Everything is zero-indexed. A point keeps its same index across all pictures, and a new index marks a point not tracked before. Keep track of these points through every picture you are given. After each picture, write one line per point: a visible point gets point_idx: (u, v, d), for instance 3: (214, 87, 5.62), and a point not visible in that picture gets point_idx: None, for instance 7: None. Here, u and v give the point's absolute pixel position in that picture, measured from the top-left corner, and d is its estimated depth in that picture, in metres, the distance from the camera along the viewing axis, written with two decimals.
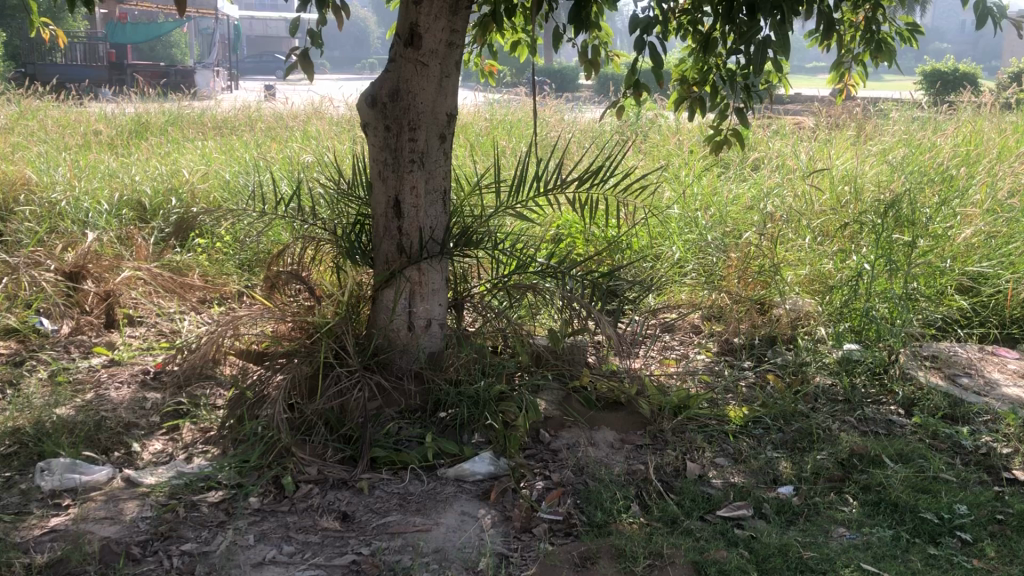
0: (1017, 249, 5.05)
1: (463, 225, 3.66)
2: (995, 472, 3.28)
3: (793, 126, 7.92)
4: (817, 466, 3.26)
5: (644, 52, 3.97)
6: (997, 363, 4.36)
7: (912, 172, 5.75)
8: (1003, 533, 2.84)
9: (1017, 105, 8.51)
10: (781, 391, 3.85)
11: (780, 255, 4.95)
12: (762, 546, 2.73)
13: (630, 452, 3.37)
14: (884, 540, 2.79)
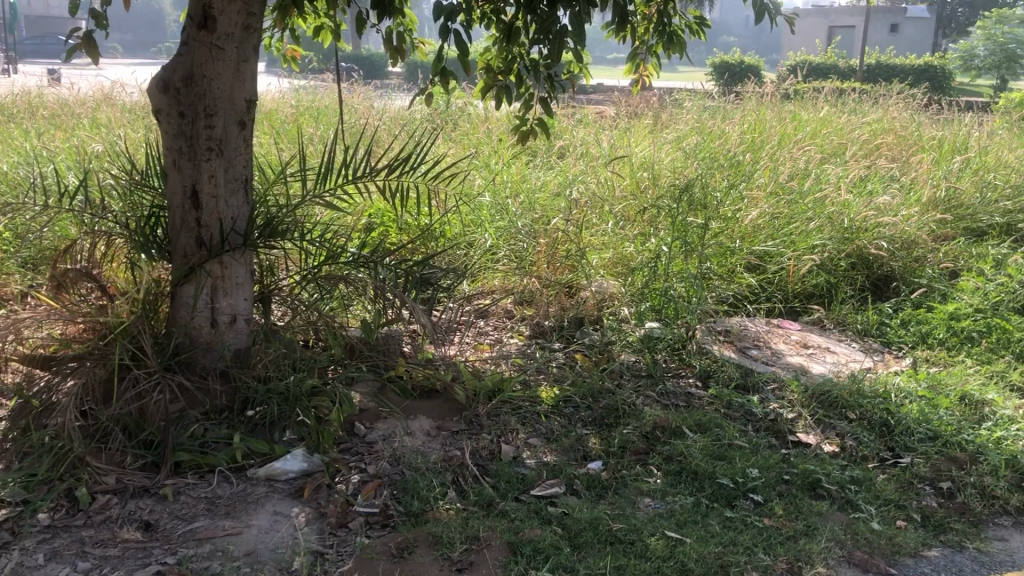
0: (798, 228, 5.45)
1: (268, 215, 3.53)
2: (782, 436, 3.54)
3: (596, 115, 8.19)
4: (624, 440, 3.40)
5: (449, 40, 3.96)
6: (781, 336, 4.72)
7: (704, 159, 6.08)
8: (789, 492, 3.07)
9: (794, 96, 9.20)
10: (589, 370, 3.98)
11: (586, 239, 5.11)
12: (574, 522, 2.82)
13: (446, 439, 3.38)
14: (685, 507, 2.95)
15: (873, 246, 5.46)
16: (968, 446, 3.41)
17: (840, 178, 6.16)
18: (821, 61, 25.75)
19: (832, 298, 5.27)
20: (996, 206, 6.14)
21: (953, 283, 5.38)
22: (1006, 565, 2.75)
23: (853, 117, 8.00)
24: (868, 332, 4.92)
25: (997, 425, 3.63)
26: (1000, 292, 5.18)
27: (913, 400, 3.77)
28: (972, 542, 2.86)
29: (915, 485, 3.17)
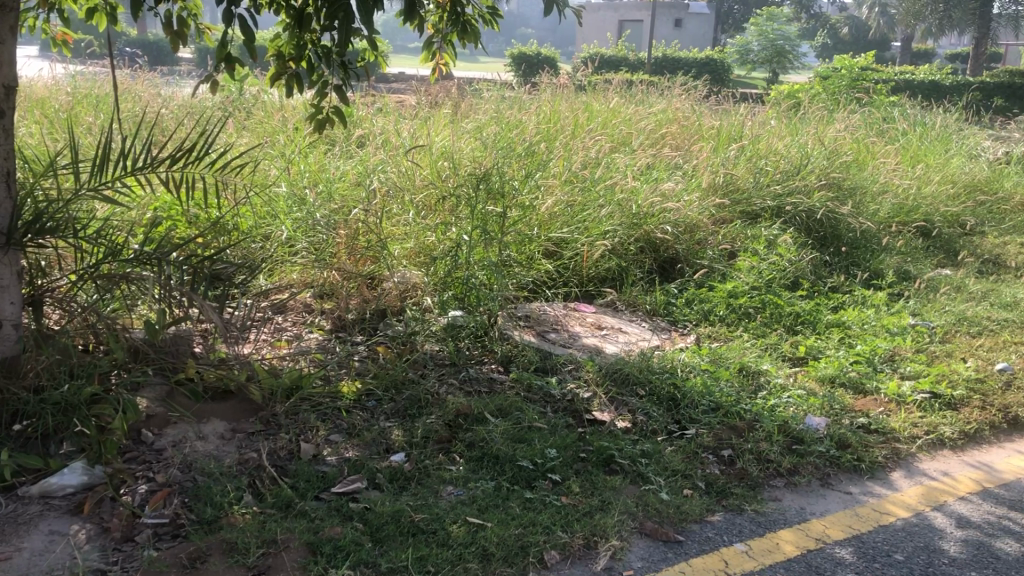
0: (591, 215, 5.64)
1: (36, 209, 3.22)
2: (579, 416, 3.65)
3: (396, 104, 8.12)
4: (427, 429, 3.39)
5: (233, 24, 3.79)
6: (578, 317, 4.90)
7: (501, 148, 6.16)
8: (585, 470, 3.18)
9: (586, 86, 9.51)
10: (391, 361, 3.94)
11: (385, 228, 5.04)
12: (375, 516, 2.79)
13: (241, 441, 3.25)
14: (486, 492, 2.99)
15: (660, 230, 5.74)
16: (746, 414, 3.65)
17: (629, 166, 6.43)
18: (613, 54, 26.83)
19: (623, 280, 5.53)
20: (768, 190, 6.61)
21: (731, 263, 5.74)
22: (779, 523, 2.94)
23: (640, 107, 8.37)
24: (656, 311, 5.19)
25: (771, 394, 3.91)
26: (772, 271, 5.59)
27: (697, 374, 4.01)
28: (750, 504, 3.05)
29: (700, 454, 3.36)
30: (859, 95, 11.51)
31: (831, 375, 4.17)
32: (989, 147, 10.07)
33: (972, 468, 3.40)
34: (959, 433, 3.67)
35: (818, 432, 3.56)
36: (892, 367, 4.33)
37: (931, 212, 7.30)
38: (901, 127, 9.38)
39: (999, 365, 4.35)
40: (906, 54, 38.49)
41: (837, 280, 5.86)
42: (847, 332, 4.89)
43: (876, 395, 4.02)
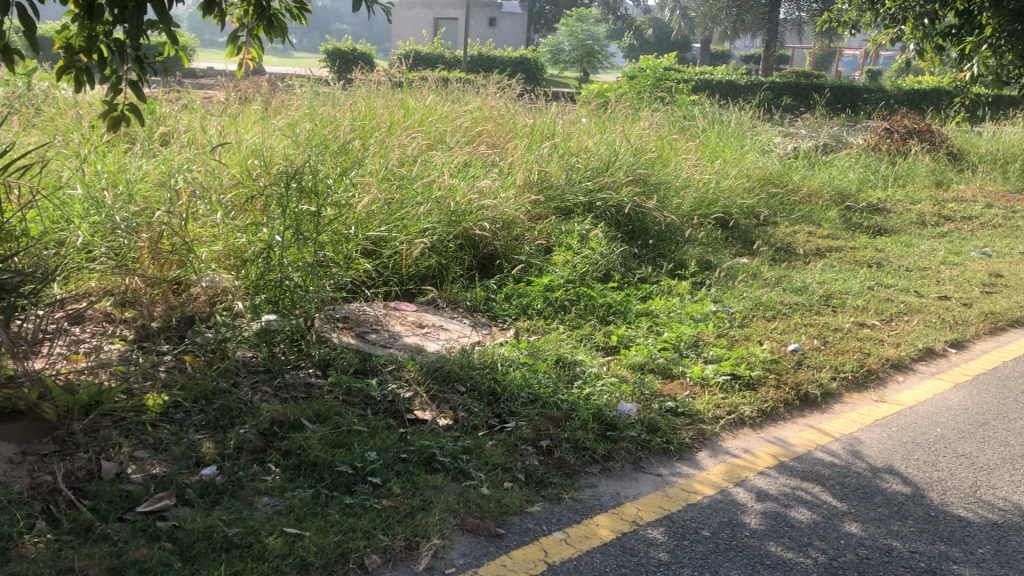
0: (409, 213, 5.59)
1: None
2: (399, 416, 3.62)
3: (203, 100, 7.76)
4: (240, 439, 3.26)
5: (10, 14, 3.47)
6: (398, 317, 4.87)
7: (314, 146, 6.02)
8: (406, 470, 3.16)
9: (402, 83, 9.44)
10: (201, 371, 3.76)
11: (192, 231, 4.79)
12: (185, 534, 2.65)
13: (34, 465, 3.01)
14: (304, 500, 2.91)
15: (477, 227, 5.78)
16: (562, 404, 3.74)
17: (445, 163, 6.44)
18: (429, 51, 26.83)
19: (443, 277, 5.54)
20: (580, 186, 6.80)
21: (546, 257, 5.86)
22: (596, 509, 3.03)
23: (455, 105, 8.42)
24: (476, 307, 5.23)
25: (586, 383, 4.02)
26: (585, 264, 5.76)
27: (516, 368, 4.07)
28: (568, 492, 3.13)
29: (519, 447, 3.42)
30: (663, 93, 12.08)
31: (642, 363, 4.34)
32: (780, 144, 10.82)
33: (769, 443, 3.63)
34: (757, 411, 3.90)
35: (630, 417, 3.69)
36: (697, 352, 4.56)
37: (729, 204, 7.75)
38: (701, 124, 9.91)
39: (791, 346, 4.67)
40: (705, 56, 40.76)
41: (646, 271, 6.11)
42: (656, 321, 5.11)
43: (683, 378, 4.23)
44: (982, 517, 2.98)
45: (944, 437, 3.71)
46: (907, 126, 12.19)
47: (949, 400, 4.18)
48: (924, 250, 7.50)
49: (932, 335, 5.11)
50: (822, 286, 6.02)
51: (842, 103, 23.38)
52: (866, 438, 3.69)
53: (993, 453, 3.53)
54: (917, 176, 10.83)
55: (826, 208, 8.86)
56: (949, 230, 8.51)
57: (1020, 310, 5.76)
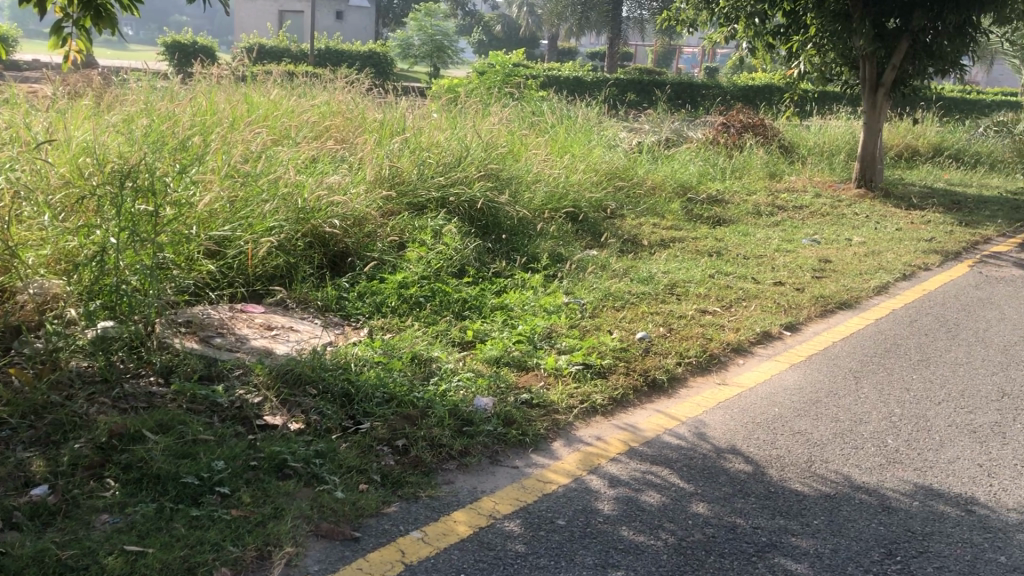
0: (254, 211, 5.41)
1: None
2: (248, 422, 3.50)
3: (27, 94, 7.25)
4: (75, 455, 3.06)
5: None
6: (245, 319, 4.71)
7: (150, 142, 5.72)
8: (256, 478, 3.05)
9: (245, 76, 9.13)
10: (29, 384, 3.51)
11: (15, 234, 4.46)
12: (12, 562, 2.47)
13: None
14: (147, 515, 2.76)
15: (327, 224, 5.66)
16: (417, 402, 3.71)
17: (291, 159, 6.27)
18: (274, 45, 26.10)
19: (292, 277, 5.39)
20: (431, 181, 6.76)
21: (399, 254, 5.81)
22: (453, 506, 3.03)
23: (301, 99, 8.22)
24: (328, 307, 5.12)
25: (442, 380, 4.01)
26: (438, 260, 5.74)
27: (370, 367, 4.01)
28: (425, 490, 3.11)
29: (374, 447, 3.37)
30: (512, 89, 12.20)
31: (496, 357, 4.36)
32: (625, 138, 11.14)
33: (620, 430, 3.72)
34: (609, 399, 4.00)
35: (486, 411, 3.70)
36: (550, 344, 4.63)
37: (578, 198, 7.90)
38: (550, 120, 10.07)
39: (640, 334, 4.80)
40: (553, 53, 41.45)
41: (499, 265, 6.15)
42: (510, 314, 5.15)
43: (537, 370, 4.28)
44: (816, 490, 3.15)
45: (781, 416, 3.91)
46: (743, 121, 12.79)
47: (784, 381, 4.41)
48: (759, 239, 7.89)
49: (768, 319, 5.39)
50: (667, 276, 6.23)
51: (683, 99, 24.31)
52: (710, 421, 3.84)
53: (825, 429, 3.75)
54: (752, 168, 11.38)
55: (670, 200, 9.18)
56: (783, 219, 8.99)
57: (846, 293, 6.15)
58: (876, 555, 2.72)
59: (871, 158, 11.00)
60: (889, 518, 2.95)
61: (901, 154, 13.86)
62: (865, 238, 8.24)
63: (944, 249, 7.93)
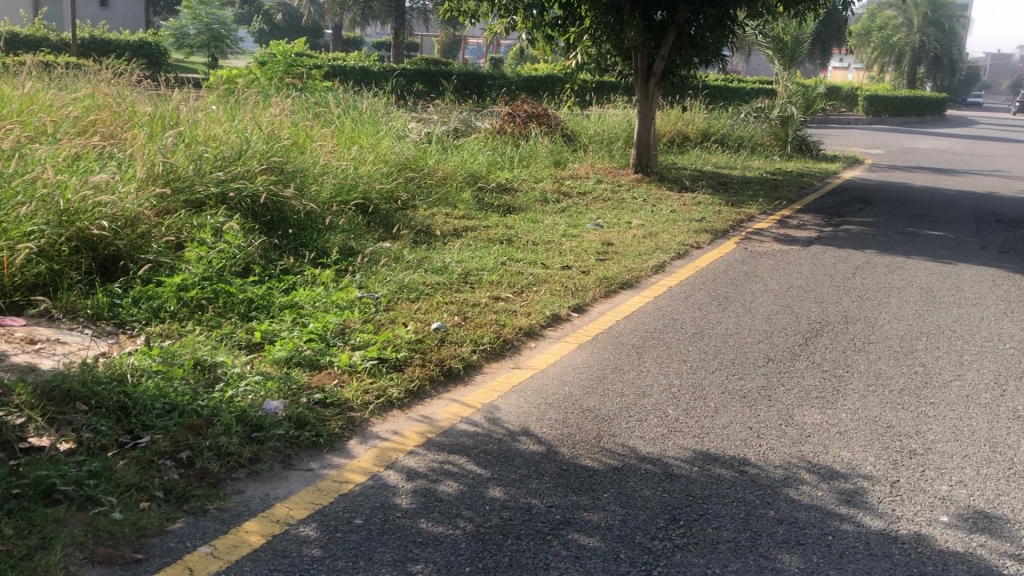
0: (8, 215, 4.94)
1: None
2: (9, 445, 3.17)
3: None
4: None
5: None
6: (3, 334, 4.28)
7: None
8: (19, 507, 2.78)
9: None
10: None
11: None
12: None
13: None
14: None
15: (95, 226, 5.22)
16: (202, 411, 3.52)
17: (50, 158, 5.77)
18: (27, 33, 23.94)
19: (58, 285, 4.97)
20: (210, 176, 6.43)
21: (178, 254, 5.48)
22: (244, 515, 2.90)
23: (61, 92, 7.59)
24: (99, 315, 4.77)
25: (229, 385, 3.82)
26: (221, 259, 5.48)
27: (149, 377, 3.76)
28: (212, 502, 2.96)
29: (156, 462, 3.17)
30: (294, 79, 11.85)
31: (287, 357, 4.22)
32: (413, 129, 11.10)
33: (416, 422, 3.71)
34: (404, 392, 3.97)
35: (277, 415, 3.57)
36: (343, 340, 4.53)
37: (368, 189, 7.78)
38: (335, 111, 9.86)
39: (434, 325, 4.80)
40: (338, 43, 40.65)
41: (288, 262, 5.95)
42: (301, 313, 5.00)
43: (330, 368, 4.18)
44: (606, 464, 3.28)
45: (571, 395, 4.04)
46: (527, 111, 13.10)
47: (574, 361, 4.56)
48: (547, 225, 8.11)
49: (557, 302, 5.55)
50: (459, 265, 6.26)
51: (469, 89, 24.54)
52: (504, 405, 3.91)
53: (612, 404, 3.91)
54: (538, 156, 11.69)
55: (460, 190, 9.24)
56: (568, 205, 9.29)
57: (628, 274, 6.45)
58: (662, 521, 2.86)
59: (645, 144, 11.59)
60: (672, 485, 3.11)
61: (673, 140, 14.70)
62: (644, 220, 8.67)
63: (714, 228, 8.49)
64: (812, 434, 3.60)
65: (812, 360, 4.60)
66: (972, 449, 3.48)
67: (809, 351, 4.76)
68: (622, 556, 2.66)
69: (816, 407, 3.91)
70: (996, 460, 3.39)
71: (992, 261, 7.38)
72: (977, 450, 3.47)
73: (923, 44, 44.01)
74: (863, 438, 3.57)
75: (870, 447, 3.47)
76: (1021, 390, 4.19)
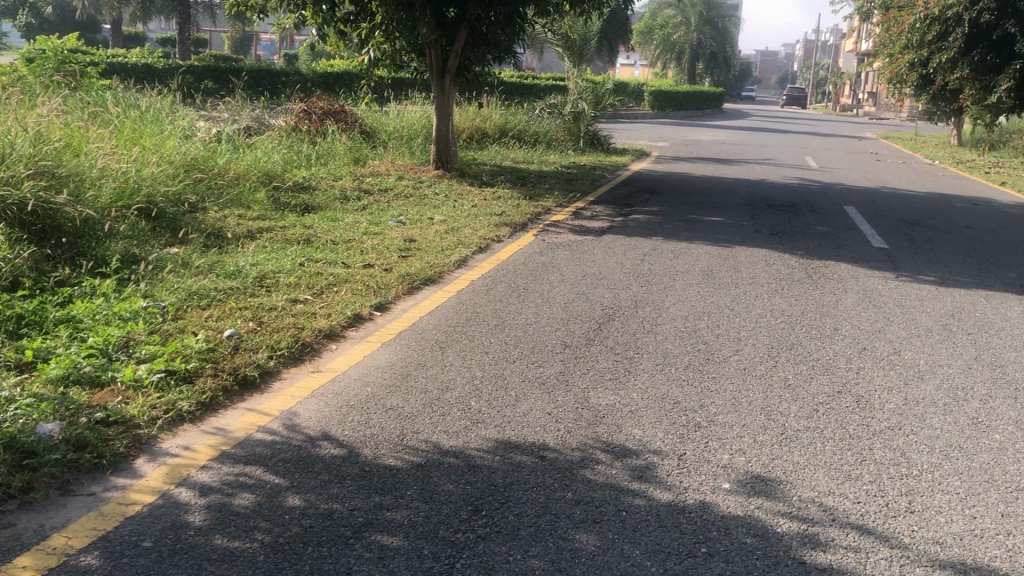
0: None
1: None
2: None
3: None
4: None
5: None
6: None
7: None
8: None
9: None
10: None
11: None
12: None
13: None
14: None
15: None
16: None
17: None
18: None
19: None
20: None
21: None
22: (16, 550, 2.66)
23: None
24: None
25: None
26: None
27: None
28: None
29: None
30: (66, 76, 11.01)
31: (63, 376, 3.91)
32: (202, 128, 10.60)
33: (208, 435, 3.54)
34: (195, 405, 3.78)
35: (52, 438, 3.30)
36: (127, 354, 4.26)
37: (153, 193, 7.35)
38: (113, 110, 9.25)
39: (228, 332, 4.61)
40: (117, 38, 38.17)
41: (63, 273, 5.52)
42: (79, 328, 4.65)
43: (112, 385, 3.91)
44: (409, 461, 3.27)
45: (373, 395, 3.99)
46: (323, 108, 12.83)
47: (375, 360, 4.51)
48: (347, 224, 7.98)
49: (358, 302, 5.47)
50: (255, 268, 6.05)
51: (263, 87, 23.78)
52: (303, 411, 3.81)
53: (414, 401, 3.90)
54: (336, 154, 11.48)
55: (255, 190, 8.92)
56: (368, 203, 9.18)
57: (430, 270, 6.46)
58: (465, 513, 2.88)
59: (444, 140, 11.64)
60: (474, 476, 3.14)
61: (471, 136, 14.86)
62: (445, 216, 8.71)
63: (513, 222, 8.66)
64: (606, 415, 3.74)
65: (606, 344, 4.78)
66: (749, 418, 3.74)
67: (603, 335, 4.95)
68: (425, 552, 2.65)
69: (609, 389, 4.07)
70: (770, 427, 3.65)
71: (765, 243, 7.95)
72: (754, 419, 3.73)
73: (700, 41, 46.85)
74: (653, 415, 3.75)
75: (659, 423, 3.65)
76: (790, 361, 4.55)
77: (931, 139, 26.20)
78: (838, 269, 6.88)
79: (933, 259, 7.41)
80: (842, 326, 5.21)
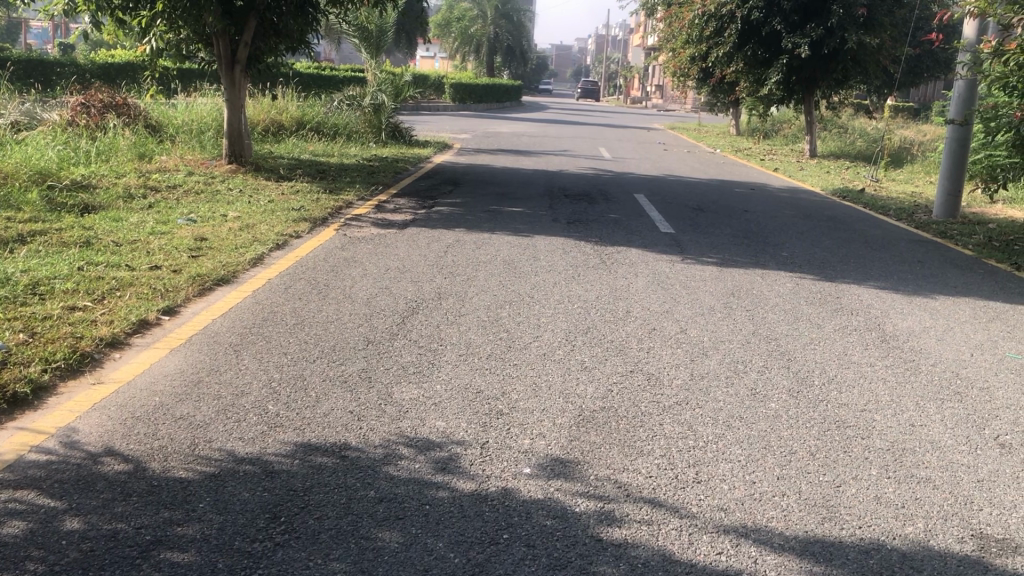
0: None
1: None
2: None
3: None
4: None
5: None
6: None
7: None
8: None
9: None
10: None
11: None
12: None
13: None
14: None
15: None
16: None
17: None
18: None
19: None
20: None
21: None
22: None
23: None
24: None
25: None
26: None
27: None
28: None
29: None
30: None
31: None
32: None
33: None
34: None
35: None
36: None
37: None
38: None
39: None
40: None
41: None
42: None
43: None
44: (200, 472, 3.11)
45: (161, 405, 3.76)
46: (103, 100, 12.00)
47: (165, 368, 4.26)
48: (131, 224, 7.50)
49: (143, 306, 5.15)
50: (26, 275, 5.56)
51: (32, 76, 21.98)
52: (84, 426, 3.53)
53: (207, 408, 3.71)
54: (119, 150, 10.77)
55: (26, 189, 8.21)
56: (156, 201, 8.68)
57: (224, 270, 6.18)
58: (262, 522, 2.77)
59: (237, 134, 11.17)
60: (271, 482, 3.03)
61: (267, 128, 14.36)
62: (239, 212, 8.36)
63: (312, 217, 8.45)
64: (408, 409, 3.71)
65: (409, 338, 4.75)
66: (549, 402, 3.83)
67: (406, 329, 4.92)
68: (218, 565, 2.53)
69: (412, 383, 4.04)
70: (568, 409, 3.76)
71: (562, 231, 8.18)
72: (553, 403, 3.83)
73: (497, 36, 47.63)
74: (455, 406, 3.76)
75: (461, 414, 3.67)
76: (586, 344, 4.69)
77: (712, 129, 27.93)
78: (629, 254, 7.18)
79: (716, 242, 7.89)
80: (634, 308, 5.44)
